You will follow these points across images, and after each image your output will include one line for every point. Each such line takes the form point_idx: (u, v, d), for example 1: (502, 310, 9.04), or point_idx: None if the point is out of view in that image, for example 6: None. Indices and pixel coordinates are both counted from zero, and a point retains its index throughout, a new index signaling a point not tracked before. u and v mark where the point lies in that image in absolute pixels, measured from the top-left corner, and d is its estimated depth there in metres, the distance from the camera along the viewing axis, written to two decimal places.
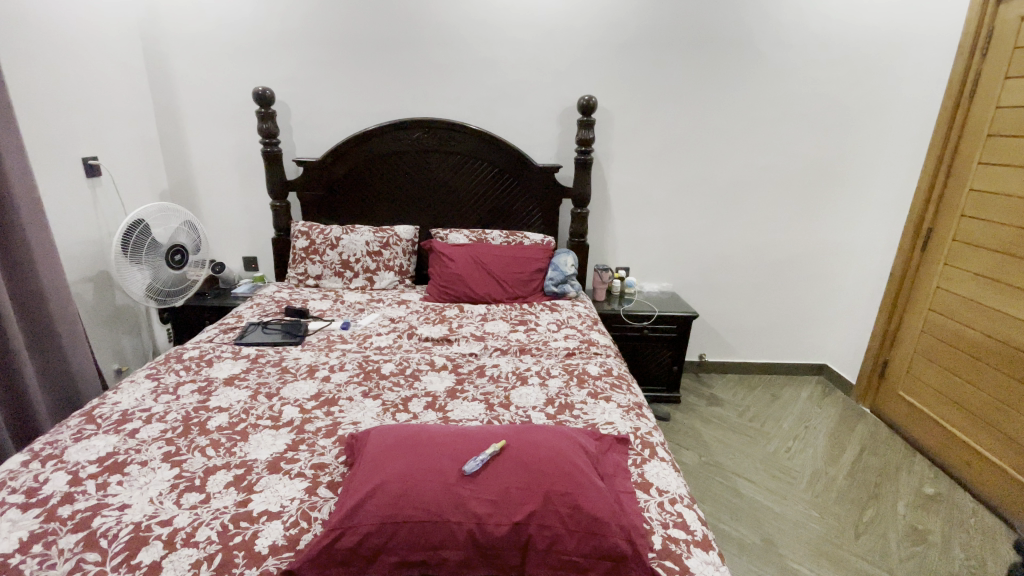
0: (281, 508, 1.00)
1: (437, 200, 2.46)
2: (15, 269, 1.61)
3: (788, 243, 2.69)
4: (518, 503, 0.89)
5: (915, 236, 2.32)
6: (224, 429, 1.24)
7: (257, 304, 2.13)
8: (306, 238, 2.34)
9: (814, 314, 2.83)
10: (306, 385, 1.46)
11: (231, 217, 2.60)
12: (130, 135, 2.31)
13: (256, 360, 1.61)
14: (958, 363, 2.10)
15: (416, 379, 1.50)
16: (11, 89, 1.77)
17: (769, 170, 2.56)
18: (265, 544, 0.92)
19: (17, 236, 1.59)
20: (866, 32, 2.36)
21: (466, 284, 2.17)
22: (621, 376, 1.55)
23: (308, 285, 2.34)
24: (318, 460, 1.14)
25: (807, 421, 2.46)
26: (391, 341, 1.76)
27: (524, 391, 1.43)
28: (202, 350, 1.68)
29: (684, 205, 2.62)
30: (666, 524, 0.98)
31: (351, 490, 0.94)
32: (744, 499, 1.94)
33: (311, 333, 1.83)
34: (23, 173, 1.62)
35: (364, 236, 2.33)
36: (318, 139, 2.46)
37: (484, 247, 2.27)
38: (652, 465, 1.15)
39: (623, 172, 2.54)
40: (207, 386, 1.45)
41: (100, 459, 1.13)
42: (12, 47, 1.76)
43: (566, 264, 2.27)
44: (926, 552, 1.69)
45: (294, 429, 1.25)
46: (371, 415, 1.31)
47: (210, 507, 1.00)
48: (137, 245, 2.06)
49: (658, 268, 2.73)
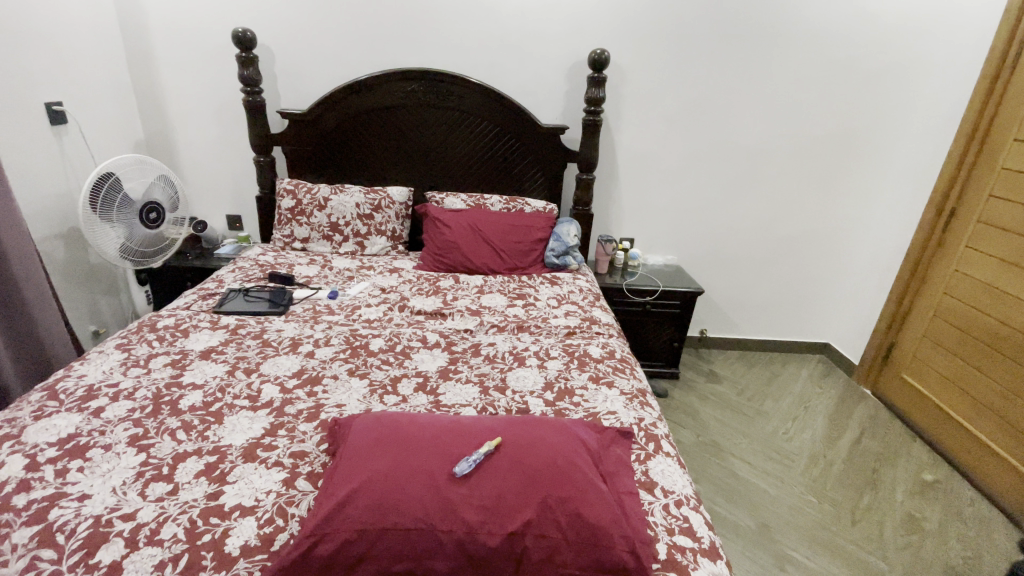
0: (256, 503, 0.92)
1: (433, 160, 2.30)
2: None
3: (801, 218, 2.57)
4: (513, 511, 0.81)
5: (937, 216, 2.20)
6: (197, 410, 1.15)
7: (240, 268, 2.01)
8: (292, 197, 2.19)
9: (821, 292, 2.74)
10: (289, 360, 1.36)
11: (212, 173, 2.43)
12: (99, 78, 2.11)
13: (236, 332, 1.50)
14: (969, 350, 2.03)
15: (407, 357, 1.40)
16: None
17: (788, 139, 2.41)
18: (235, 545, 0.84)
19: None
20: None
21: (462, 252, 2.05)
22: (624, 360, 1.47)
23: (295, 248, 2.21)
24: (297, 448, 1.05)
25: (807, 401, 2.42)
26: (381, 314, 1.65)
27: (522, 374, 1.34)
28: (178, 319, 1.57)
29: (695, 173, 2.47)
30: (672, 530, 0.91)
31: (331, 489, 0.86)
32: (741, 482, 1.91)
33: (296, 303, 1.72)
34: None
35: (354, 197, 2.18)
36: (305, 89, 2.26)
37: (482, 214, 2.13)
38: (657, 462, 1.08)
39: (633, 135, 2.38)
40: (181, 360, 1.35)
41: (61, 442, 1.04)
42: None
43: (569, 234, 2.14)
44: (922, 541, 1.66)
45: (273, 411, 1.16)
46: (357, 397, 1.22)
47: (177, 500, 0.92)
48: (108, 201, 1.92)
49: (664, 239, 2.61)
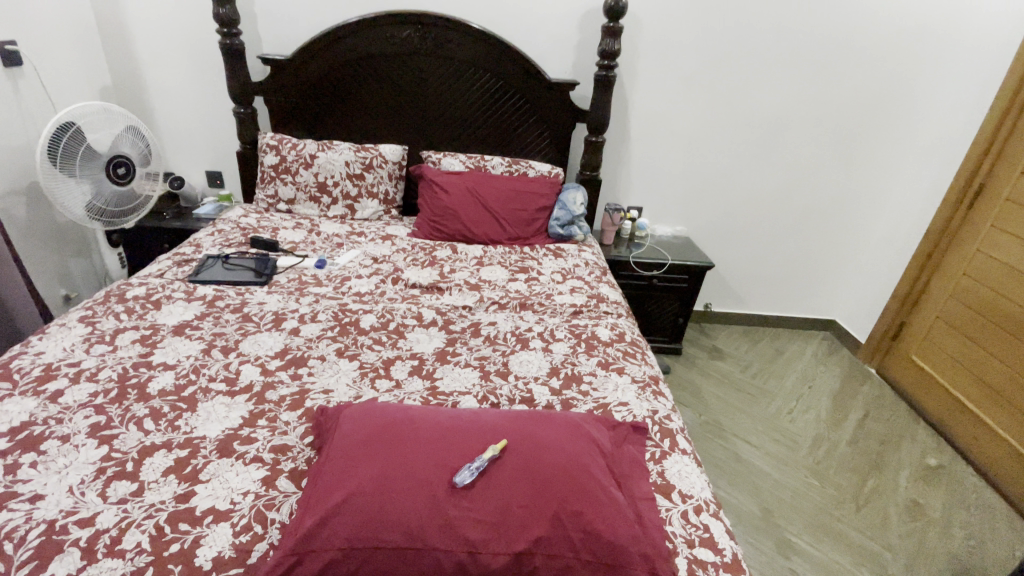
0: (231, 506, 0.82)
1: (430, 116, 2.11)
2: None
3: (817, 189, 2.44)
4: (521, 527, 0.72)
5: (963, 190, 2.08)
6: (167, 395, 1.04)
7: (219, 231, 1.86)
8: (276, 153, 2.01)
9: (832, 268, 2.64)
10: (271, 338, 1.25)
11: (189, 125, 2.23)
12: (56, 13, 1.87)
13: (213, 304, 1.38)
14: (984, 334, 1.96)
15: (401, 337, 1.29)
16: None
17: (811, 103, 2.25)
18: (207, 557, 0.75)
19: None
20: None
21: (460, 219, 1.90)
22: (634, 343, 1.36)
23: (280, 210, 2.05)
24: (279, 441, 0.95)
25: (811, 380, 2.36)
26: (372, 287, 1.53)
27: (526, 358, 1.24)
28: (149, 288, 1.44)
29: (710, 138, 2.31)
30: (692, 543, 0.83)
31: (314, 497, 0.77)
32: (744, 464, 1.86)
33: (280, 272, 1.58)
34: None
35: (343, 155, 2.01)
36: (288, 32, 2.04)
37: (482, 178, 1.98)
38: (673, 461, 0.99)
39: (646, 94, 2.19)
40: (151, 336, 1.23)
41: (14, 431, 0.93)
42: None
43: (575, 202, 2.00)
44: (926, 529, 1.63)
45: (253, 397, 1.05)
46: (346, 381, 1.12)
47: (143, 502, 0.82)
48: (69, 154, 1.73)
49: (673, 208, 2.47)
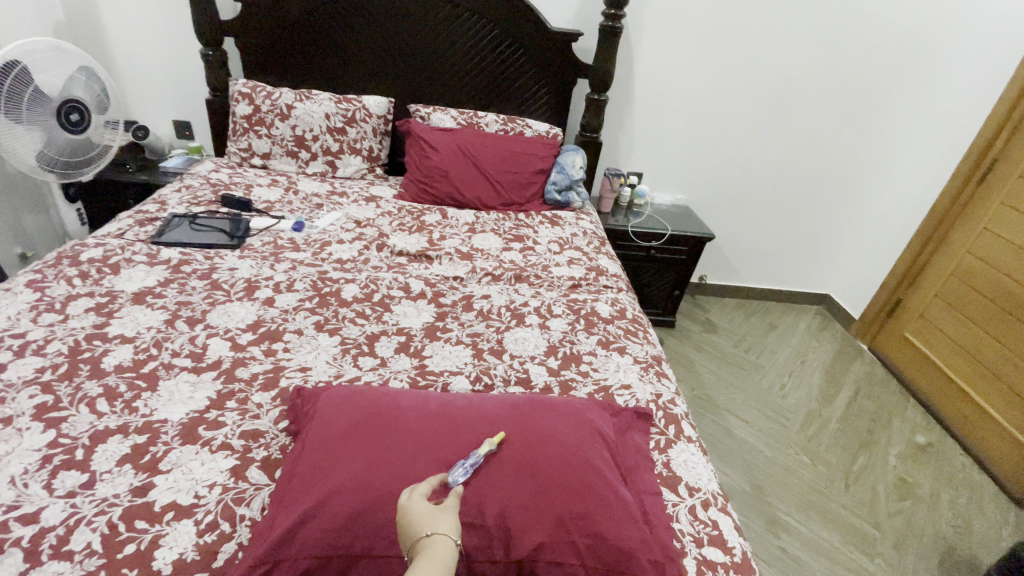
0: (195, 501, 0.74)
1: (419, 66, 1.94)
2: None
3: (823, 160, 2.35)
4: (520, 532, 0.65)
5: (975, 165, 2.00)
6: (125, 372, 0.94)
7: (187, 188, 1.70)
8: (249, 101, 1.83)
9: (831, 241, 2.58)
10: (243, 309, 1.13)
11: (151, 68, 2.02)
12: None
13: (178, 269, 1.25)
14: (983, 314, 1.93)
15: (386, 310, 1.19)
16: None
17: (824, 66, 2.13)
18: (167, 560, 0.67)
19: None
20: None
21: (450, 181, 1.77)
22: (635, 320, 1.28)
23: (254, 166, 1.89)
24: (250, 426, 0.86)
25: (804, 355, 2.34)
26: (355, 253, 1.41)
27: (521, 335, 1.15)
28: (107, 250, 1.30)
29: (718, 101, 2.18)
30: (700, 542, 0.77)
31: (289, 495, 0.69)
32: (735, 440, 1.84)
33: (254, 234, 1.45)
34: None
35: (324, 106, 1.84)
36: None
37: (475, 136, 1.84)
38: (679, 450, 0.93)
39: (654, 50, 2.04)
40: (108, 305, 1.11)
41: None
42: None
43: (574, 165, 1.87)
44: (914, 508, 1.63)
45: (221, 375, 0.95)
46: (326, 359, 1.02)
47: (94, 496, 0.73)
48: (15, 98, 1.54)
49: (674, 175, 2.36)
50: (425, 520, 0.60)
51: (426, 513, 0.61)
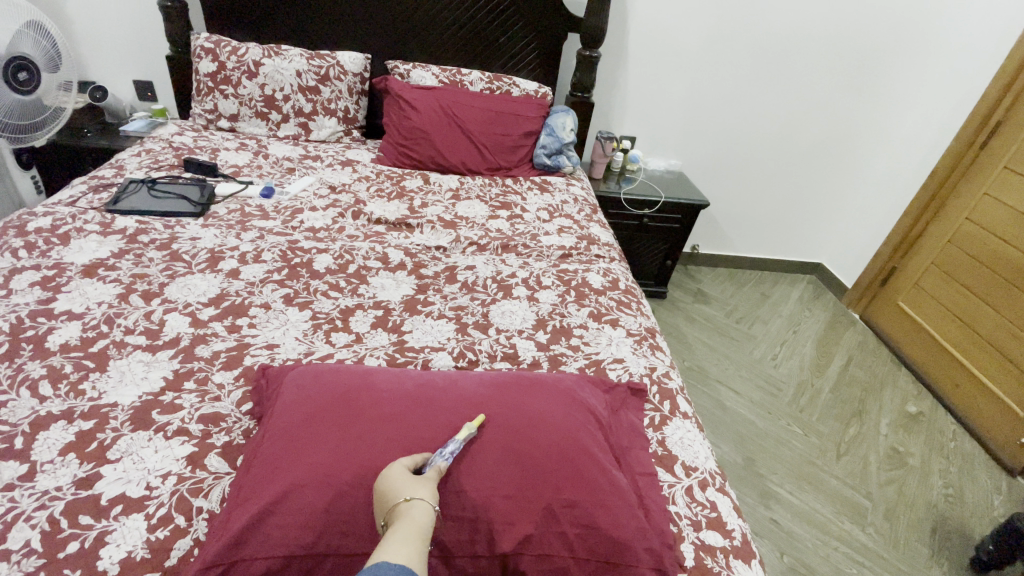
0: (147, 492, 0.67)
1: (398, 20, 1.80)
2: None
3: (821, 123, 2.26)
4: (504, 524, 0.59)
5: (979, 128, 1.92)
6: (71, 351, 0.85)
7: (148, 152, 1.58)
8: (212, 58, 1.69)
9: (826, 209, 2.51)
10: (205, 282, 1.04)
11: (105, 21, 1.85)
12: None
13: (135, 239, 1.15)
14: (979, 282, 1.90)
15: (363, 282, 1.10)
16: None
17: (826, 22, 2.02)
18: (113, 560, 0.60)
19: None
20: None
21: (432, 144, 1.66)
22: (628, 292, 1.21)
23: (221, 128, 1.76)
24: (210, 410, 0.78)
25: (796, 325, 2.31)
26: (329, 221, 1.31)
27: (508, 307, 1.08)
28: (56, 219, 1.19)
29: (716, 60, 2.07)
30: (698, 525, 0.72)
31: (249, 486, 0.62)
32: (727, 412, 1.81)
33: (220, 202, 1.34)
34: None
35: (294, 62, 1.70)
36: None
37: (459, 96, 1.72)
38: (675, 427, 0.87)
39: (649, 3, 1.91)
40: (55, 278, 1.01)
41: None
42: None
43: (565, 127, 1.77)
44: (905, 477, 1.62)
45: (180, 354, 0.87)
46: (296, 335, 0.94)
47: (33, 489, 0.66)
48: None
49: (668, 140, 2.26)
50: (402, 486, 0.55)
51: (404, 480, 0.56)
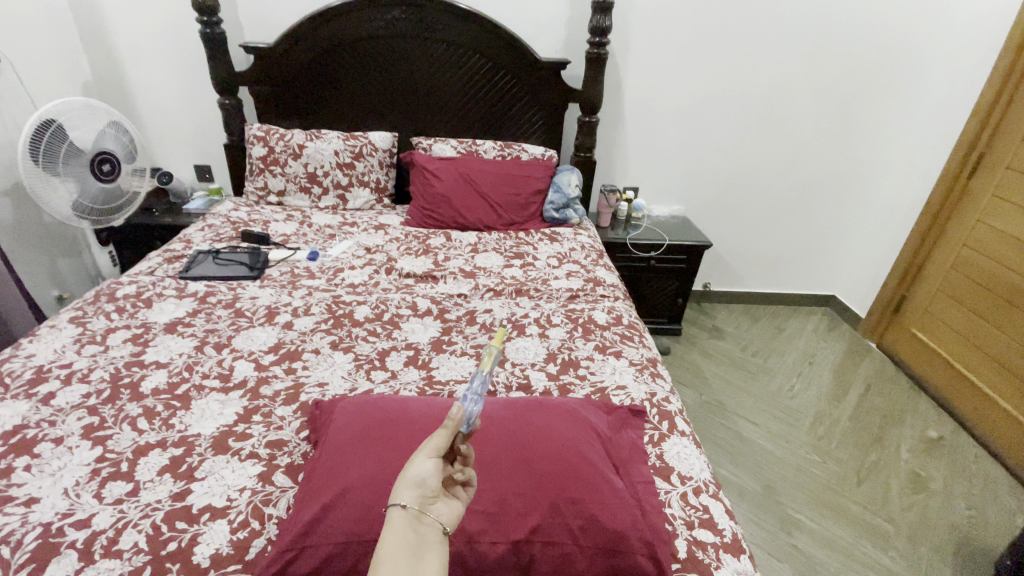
0: (228, 503, 0.82)
1: (421, 101, 2.07)
2: None
3: (815, 163, 2.40)
4: (519, 517, 0.71)
5: (963, 160, 2.04)
6: (161, 393, 1.03)
7: (210, 226, 1.83)
8: (264, 144, 1.97)
9: (831, 242, 2.61)
10: (264, 333, 1.23)
11: (174, 119, 2.18)
12: (34, 3, 1.81)
13: (205, 300, 1.36)
14: (985, 305, 1.95)
15: (395, 327, 1.28)
16: None
17: (808, 75, 2.20)
18: (205, 554, 0.75)
19: None
20: None
21: (452, 205, 1.88)
22: (631, 326, 1.35)
23: (270, 203, 2.02)
24: (274, 437, 0.94)
25: (811, 356, 2.35)
26: (366, 278, 1.51)
27: (522, 344, 1.23)
28: (139, 286, 1.42)
29: (707, 115, 2.27)
30: (691, 524, 0.83)
31: (310, 493, 0.77)
32: (744, 442, 1.86)
33: (272, 266, 1.56)
34: None
35: (333, 144, 1.98)
36: (272, 21, 1.99)
37: (475, 162, 1.95)
38: (673, 443, 0.99)
39: (641, 71, 2.15)
40: (143, 335, 1.21)
41: (6, 435, 0.92)
42: None
43: (570, 184, 1.98)
44: (927, 500, 1.63)
45: (247, 393, 1.04)
46: (342, 374, 1.11)
47: (139, 502, 0.82)
48: (52, 152, 1.68)
49: (669, 188, 2.44)
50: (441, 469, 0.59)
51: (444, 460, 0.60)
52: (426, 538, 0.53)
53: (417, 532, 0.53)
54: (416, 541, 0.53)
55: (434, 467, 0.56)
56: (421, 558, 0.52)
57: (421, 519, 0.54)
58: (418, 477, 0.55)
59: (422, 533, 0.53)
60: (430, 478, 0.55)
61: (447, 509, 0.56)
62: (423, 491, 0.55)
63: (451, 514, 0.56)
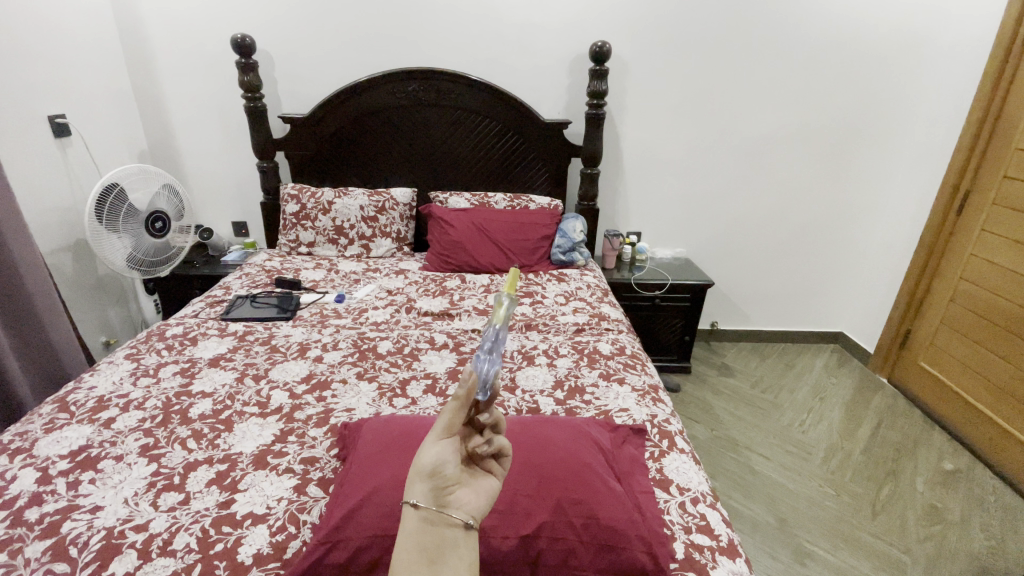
0: (267, 510, 0.91)
1: (437, 159, 2.29)
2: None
3: (810, 206, 2.52)
4: (527, 514, 0.80)
5: (951, 199, 2.13)
6: (207, 418, 1.15)
7: (247, 275, 2.00)
8: (297, 202, 2.18)
9: (833, 280, 2.69)
10: (297, 365, 1.36)
11: (217, 181, 2.42)
12: (103, 87, 2.09)
13: (244, 338, 1.50)
14: (987, 336, 1.97)
15: (415, 359, 1.40)
16: None
17: (794, 126, 2.35)
18: (249, 553, 0.84)
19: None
20: None
21: (467, 251, 2.04)
22: (634, 356, 1.45)
23: (301, 253, 2.21)
24: (308, 454, 1.05)
25: (822, 391, 2.38)
26: (388, 317, 1.65)
27: (532, 372, 1.33)
28: (186, 327, 1.57)
29: (702, 165, 2.43)
30: (689, 529, 0.89)
31: (341, 496, 0.86)
32: (757, 476, 1.87)
33: (303, 307, 1.71)
34: None
35: (358, 199, 2.18)
36: (306, 94, 2.25)
37: (487, 212, 2.12)
38: (672, 458, 1.06)
39: (637, 127, 2.34)
40: (190, 368, 1.35)
41: (72, 454, 1.04)
42: None
43: (575, 230, 2.13)
44: (944, 533, 1.63)
45: (283, 417, 1.16)
46: (367, 401, 1.22)
47: (189, 509, 0.92)
48: (114, 211, 1.89)
49: (671, 232, 2.58)
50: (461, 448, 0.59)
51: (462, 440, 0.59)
52: (445, 534, 0.54)
53: (436, 529, 0.54)
54: (434, 540, 0.54)
55: (445, 456, 0.56)
56: (440, 555, 0.53)
57: (436, 517, 0.54)
58: (429, 470, 0.55)
59: (440, 531, 0.54)
60: (441, 470, 0.55)
61: (465, 497, 0.56)
62: (437, 485, 0.55)
63: (470, 502, 0.57)
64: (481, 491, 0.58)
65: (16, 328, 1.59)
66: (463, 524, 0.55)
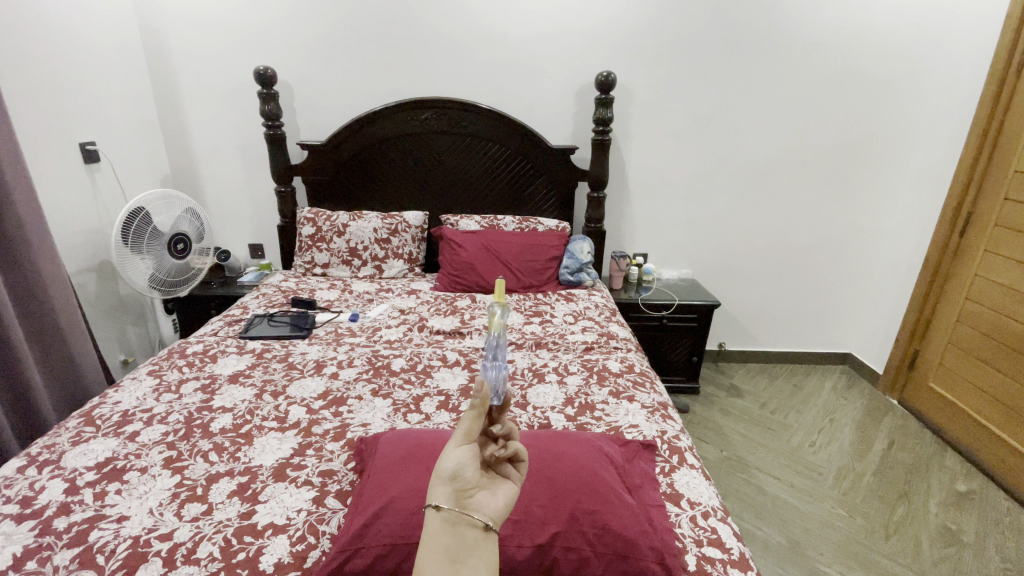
0: (287, 521, 0.94)
1: (447, 185, 2.37)
2: (22, 275, 1.56)
3: (814, 228, 2.55)
4: (541, 523, 0.82)
5: (954, 220, 2.16)
6: (227, 432, 1.19)
7: (263, 295, 2.06)
8: (313, 225, 2.25)
9: (839, 301, 2.71)
10: (314, 382, 1.40)
11: (235, 205, 2.50)
12: (130, 116, 2.20)
13: (262, 356, 1.54)
14: (995, 356, 1.98)
15: (428, 376, 1.43)
16: (13, 79, 1.69)
17: (795, 149, 2.41)
18: (269, 562, 0.86)
19: (19, 243, 1.53)
20: (900, 13, 2.19)
21: (477, 273, 2.09)
22: (643, 374, 1.47)
23: (315, 274, 2.26)
24: (326, 467, 1.08)
25: (832, 412, 2.36)
26: (401, 335, 1.69)
27: (542, 390, 1.35)
28: (205, 345, 1.62)
29: (707, 188, 2.49)
30: (700, 542, 0.91)
31: (360, 506, 0.89)
32: (768, 497, 1.86)
33: (319, 326, 1.76)
34: (22, 172, 1.54)
35: (372, 223, 2.25)
36: (323, 122, 2.35)
37: (496, 234, 2.18)
38: (682, 473, 1.07)
39: (642, 152, 2.41)
40: (211, 384, 1.39)
41: (98, 466, 1.08)
42: (14, 37, 1.69)
43: (582, 251, 2.19)
44: (959, 555, 1.61)
45: (301, 432, 1.19)
46: (382, 416, 1.25)
47: (211, 520, 0.94)
48: (138, 234, 1.97)
49: (677, 253, 2.62)
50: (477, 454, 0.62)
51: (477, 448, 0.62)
52: (466, 536, 0.57)
53: (457, 530, 0.57)
54: (456, 540, 0.57)
55: (463, 461, 0.59)
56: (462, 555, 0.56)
57: (458, 518, 0.57)
58: (449, 475, 0.58)
59: (461, 531, 0.57)
60: (461, 474, 0.59)
61: (484, 501, 0.60)
62: (458, 488, 0.58)
63: (488, 504, 0.60)
64: (500, 495, 0.61)
65: (38, 344, 1.64)
66: (482, 526, 0.58)
